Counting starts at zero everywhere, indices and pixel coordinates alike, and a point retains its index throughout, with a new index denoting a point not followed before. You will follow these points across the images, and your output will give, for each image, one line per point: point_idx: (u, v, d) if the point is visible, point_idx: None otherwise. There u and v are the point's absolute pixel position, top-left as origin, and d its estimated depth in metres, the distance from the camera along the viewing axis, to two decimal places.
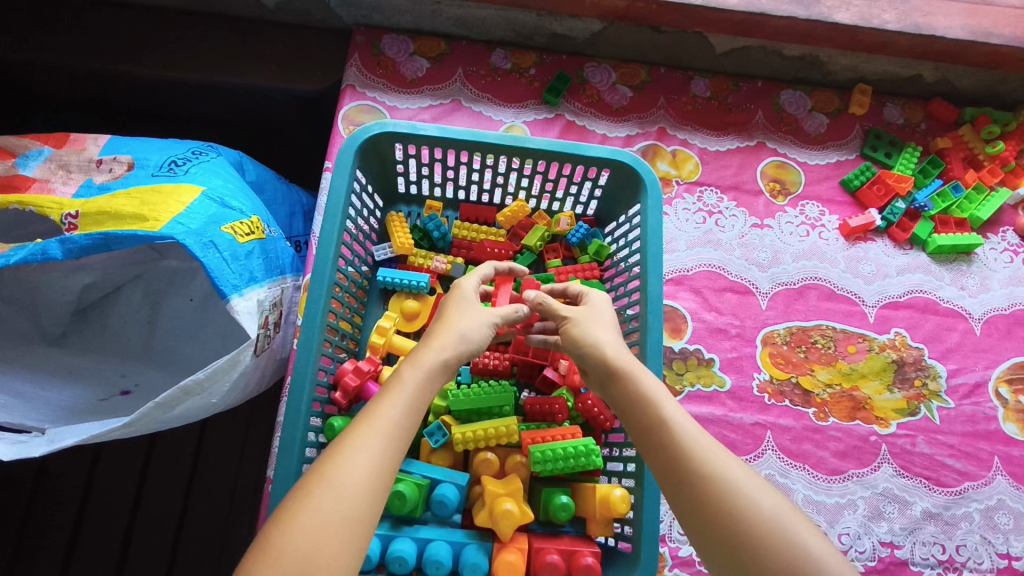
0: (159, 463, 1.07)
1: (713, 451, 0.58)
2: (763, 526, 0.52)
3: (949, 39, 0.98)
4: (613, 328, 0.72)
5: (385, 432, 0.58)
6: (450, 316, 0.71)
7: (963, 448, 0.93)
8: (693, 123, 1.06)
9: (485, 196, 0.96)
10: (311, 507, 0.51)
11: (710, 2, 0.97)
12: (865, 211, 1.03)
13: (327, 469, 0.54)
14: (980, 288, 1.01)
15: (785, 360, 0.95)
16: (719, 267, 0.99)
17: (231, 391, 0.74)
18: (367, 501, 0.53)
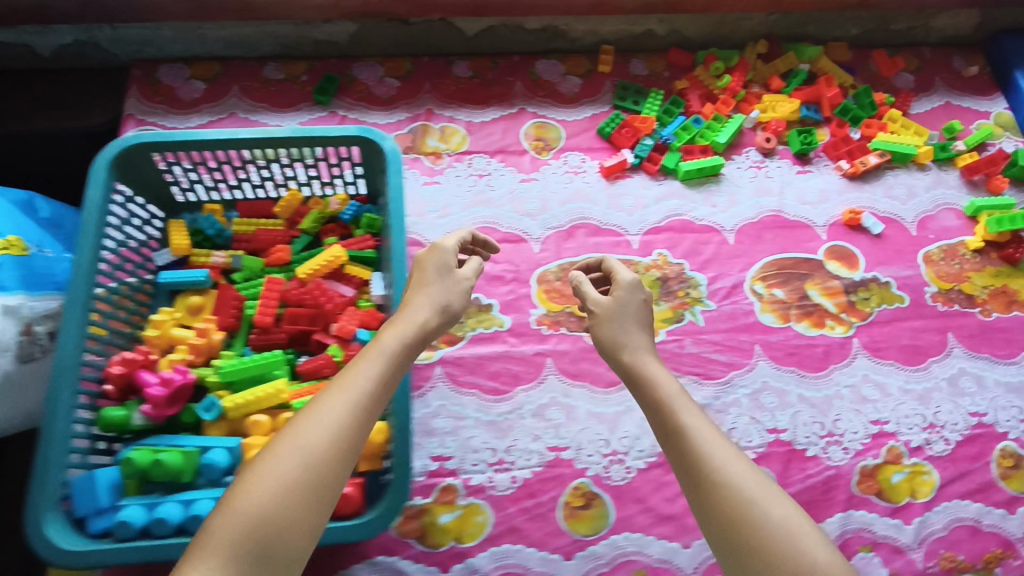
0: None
1: (727, 455, 0.66)
2: (773, 528, 0.60)
3: None
4: (634, 323, 0.81)
5: (355, 403, 0.64)
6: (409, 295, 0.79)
7: (727, 342, 1.03)
8: (457, 102, 1.16)
9: (260, 191, 1.03)
10: (264, 475, 0.58)
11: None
12: (619, 153, 1.14)
13: (291, 441, 0.60)
14: (729, 204, 1.14)
15: (559, 293, 1.04)
16: (492, 222, 1.08)
17: None
18: (335, 475, 0.60)
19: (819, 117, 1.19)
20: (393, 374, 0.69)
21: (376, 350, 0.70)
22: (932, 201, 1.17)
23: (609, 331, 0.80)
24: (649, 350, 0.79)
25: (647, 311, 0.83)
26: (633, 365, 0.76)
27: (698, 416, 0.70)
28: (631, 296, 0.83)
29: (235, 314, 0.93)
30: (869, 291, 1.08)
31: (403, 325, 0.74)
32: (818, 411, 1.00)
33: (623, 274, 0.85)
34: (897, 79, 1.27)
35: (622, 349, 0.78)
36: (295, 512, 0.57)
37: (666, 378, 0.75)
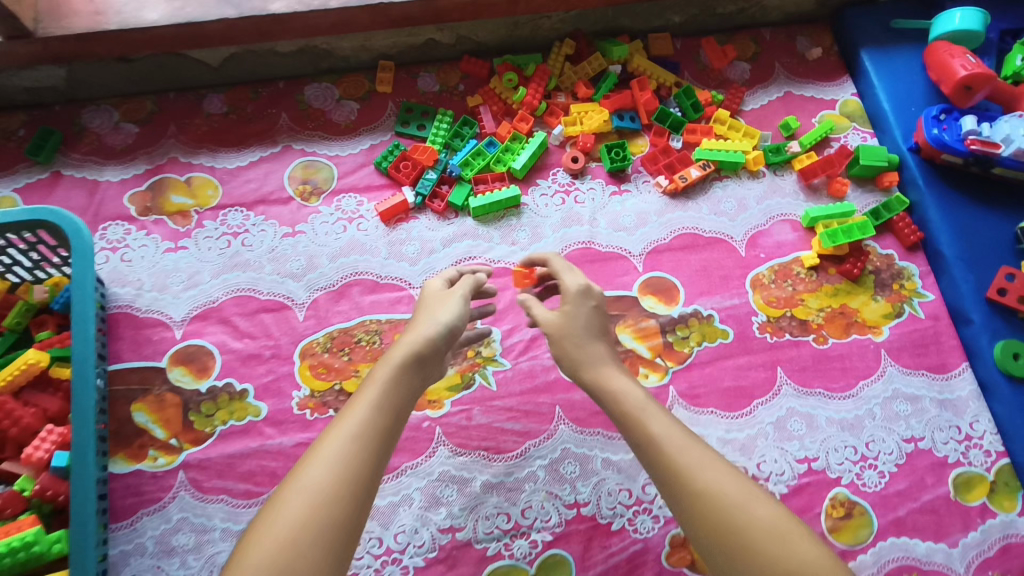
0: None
1: (702, 458, 0.64)
2: (757, 533, 0.58)
3: (400, 3, 0.94)
4: (583, 334, 0.78)
5: (354, 430, 0.65)
6: (428, 307, 0.81)
7: (522, 407, 0.90)
8: (209, 145, 1.00)
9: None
10: (279, 520, 0.57)
11: (127, 24, 0.89)
12: (399, 191, 0.99)
13: (313, 479, 0.60)
14: (531, 239, 0.99)
15: (327, 368, 0.90)
16: (249, 289, 0.93)
17: None
18: (352, 513, 0.60)
19: (636, 126, 1.05)
20: (405, 385, 0.72)
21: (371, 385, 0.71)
22: (765, 213, 1.04)
23: (566, 350, 0.78)
24: (607, 361, 0.77)
25: (599, 313, 0.81)
26: (596, 387, 0.75)
27: (671, 425, 0.68)
28: (580, 306, 0.80)
29: None
30: (690, 329, 0.96)
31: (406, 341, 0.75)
32: (625, 476, 0.88)
33: (567, 280, 0.83)
34: (730, 71, 1.12)
35: (580, 368, 0.76)
36: (315, 546, 0.56)
37: (641, 401, 0.71)
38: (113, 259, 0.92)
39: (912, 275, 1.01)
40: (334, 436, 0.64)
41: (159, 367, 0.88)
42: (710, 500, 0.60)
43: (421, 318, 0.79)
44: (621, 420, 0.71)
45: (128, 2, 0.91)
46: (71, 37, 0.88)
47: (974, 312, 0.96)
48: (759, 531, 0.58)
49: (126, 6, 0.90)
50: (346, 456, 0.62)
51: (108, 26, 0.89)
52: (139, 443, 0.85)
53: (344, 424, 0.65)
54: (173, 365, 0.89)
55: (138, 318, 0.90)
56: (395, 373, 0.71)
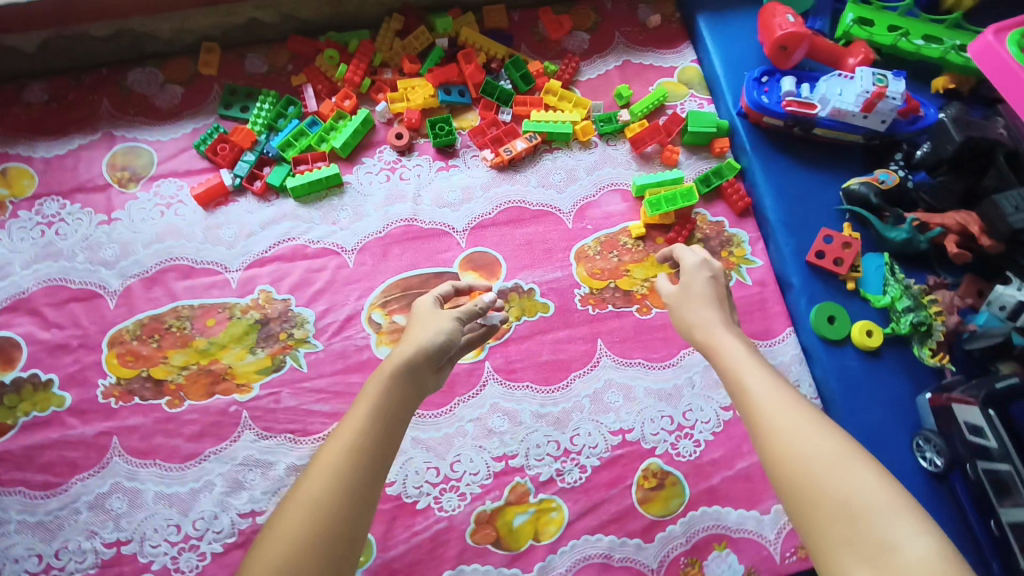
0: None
1: (788, 412, 0.57)
2: (859, 495, 0.51)
3: None
4: (705, 299, 0.71)
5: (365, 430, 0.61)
6: (421, 323, 0.76)
7: (332, 389, 0.90)
8: (27, 135, 0.99)
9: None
10: (301, 503, 0.55)
11: None
12: (216, 174, 0.98)
13: (298, 501, 0.56)
14: (353, 219, 0.98)
15: (135, 356, 0.90)
16: (60, 279, 0.93)
17: None
18: (357, 513, 0.56)
19: (465, 100, 1.03)
20: (408, 397, 0.66)
21: (378, 382, 0.67)
22: (595, 183, 1.03)
23: (682, 315, 0.72)
24: (723, 323, 0.69)
25: (720, 288, 0.73)
26: (706, 344, 0.68)
27: (768, 377, 0.61)
28: (696, 278, 0.73)
29: None
30: (509, 304, 0.96)
31: (402, 349, 0.71)
32: (433, 454, 0.89)
33: (687, 257, 0.75)
34: (569, 41, 1.10)
35: (694, 329, 0.70)
36: (347, 519, 0.55)
37: (737, 351, 0.65)
38: None
39: (742, 242, 1.00)
40: (353, 418, 0.62)
41: None
42: (771, 439, 0.56)
43: (418, 333, 0.74)
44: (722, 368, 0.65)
45: None
46: None
47: (794, 275, 0.96)
48: (805, 459, 0.54)
49: None
50: (358, 459, 0.58)
51: None
52: None
53: (354, 415, 0.62)
54: None
55: None
56: (394, 381, 0.66)
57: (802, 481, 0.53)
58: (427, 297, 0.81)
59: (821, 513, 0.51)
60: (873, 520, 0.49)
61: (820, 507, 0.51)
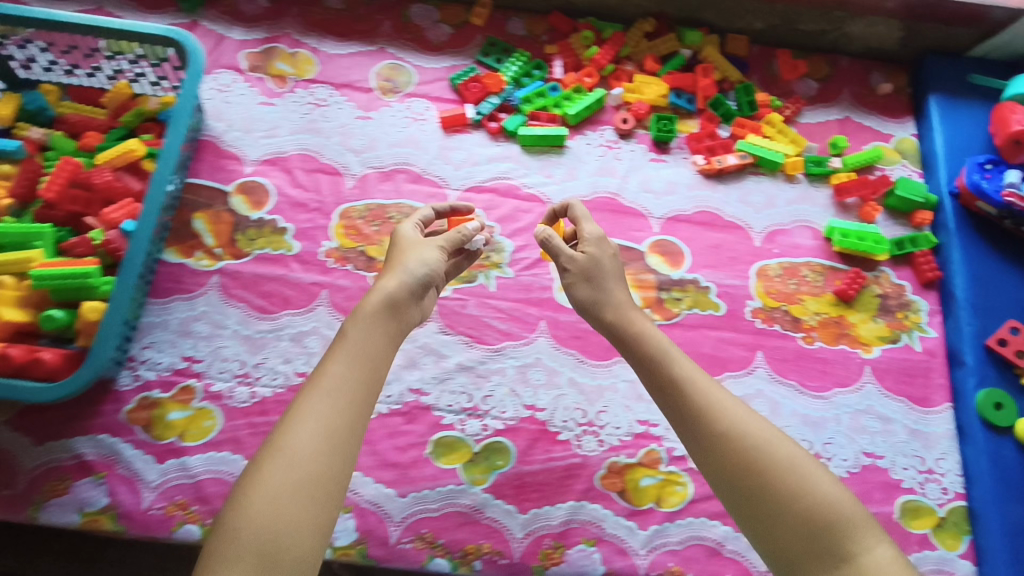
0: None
1: (758, 425, 0.70)
2: (818, 499, 0.64)
3: None
4: (613, 274, 0.83)
5: (334, 389, 0.68)
6: (411, 251, 0.82)
7: (512, 312, 0.99)
8: (318, 31, 1.14)
9: (49, 74, 1.06)
10: (274, 495, 0.61)
11: None
12: (462, 106, 1.10)
13: (284, 459, 0.63)
14: (566, 177, 1.08)
15: (357, 232, 1.02)
16: (315, 151, 1.07)
17: None
18: (333, 471, 0.64)
19: (691, 107, 1.12)
20: (379, 337, 0.74)
21: (359, 320, 0.74)
22: (790, 215, 1.08)
23: (587, 292, 0.82)
24: (638, 309, 0.82)
25: (619, 262, 0.85)
26: (620, 322, 0.80)
27: (727, 397, 0.73)
28: (602, 249, 0.84)
29: (28, 185, 0.96)
30: (685, 293, 1.02)
31: (387, 281, 0.78)
32: (584, 398, 0.95)
33: (587, 226, 0.85)
34: (798, 85, 1.17)
35: (604, 306, 0.81)
36: (327, 469, 0.64)
37: (666, 345, 0.77)
38: (217, 97, 1.09)
39: (919, 310, 1.03)
40: (329, 369, 0.70)
41: (225, 191, 1.04)
42: (742, 456, 0.68)
43: (407, 259, 0.81)
44: (656, 363, 0.76)
45: None
46: None
47: (968, 354, 0.98)
48: (779, 464, 0.67)
49: None
50: (324, 420, 0.66)
51: None
52: (191, 243, 1.00)
53: (342, 360, 0.71)
54: (236, 193, 1.04)
55: (221, 149, 1.06)
56: (368, 336, 0.73)
57: (769, 496, 0.65)
58: (409, 225, 0.86)
59: (775, 519, 0.64)
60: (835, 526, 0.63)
61: (790, 523, 0.64)
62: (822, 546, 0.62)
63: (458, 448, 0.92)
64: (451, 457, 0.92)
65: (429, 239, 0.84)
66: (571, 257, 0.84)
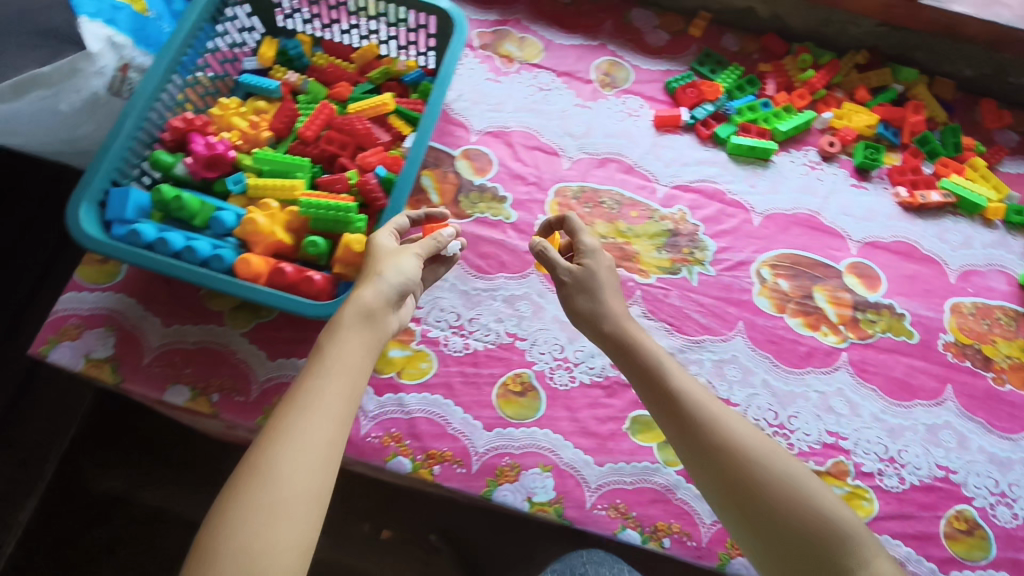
0: (22, 244, 1.25)
1: (763, 444, 0.74)
2: (816, 514, 0.68)
3: None
4: (609, 286, 0.87)
5: (320, 400, 0.67)
6: (386, 261, 0.80)
7: (712, 308, 1.03)
8: (546, 21, 1.22)
9: (306, 26, 1.14)
10: (273, 504, 0.60)
11: None
12: (676, 108, 1.16)
13: (275, 471, 0.62)
14: (769, 189, 1.12)
15: (570, 210, 1.08)
16: (535, 130, 1.13)
17: (43, 116, 0.93)
18: (303, 483, 0.62)
19: (895, 141, 1.15)
20: (366, 353, 0.73)
21: (343, 329, 0.73)
22: (985, 258, 1.10)
23: (589, 301, 0.86)
24: (629, 319, 0.86)
25: (614, 274, 0.89)
26: (620, 334, 0.84)
27: (731, 414, 0.77)
28: (599, 263, 0.88)
29: (286, 121, 1.04)
30: (880, 315, 1.04)
31: (365, 292, 0.76)
32: (777, 401, 0.97)
33: (583, 237, 0.90)
34: (999, 134, 1.19)
35: (603, 317, 0.85)
36: (312, 480, 0.63)
37: (662, 363, 0.81)
38: None
39: None
40: (325, 391, 0.68)
41: (451, 154, 1.10)
42: (754, 483, 0.71)
43: (383, 269, 0.79)
44: (653, 376, 0.80)
45: None
46: None
47: None
48: (782, 475, 0.71)
49: None
50: (297, 430, 0.65)
51: None
52: (418, 198, 1.06)
53: (327, 374, 0.69)
54: (462, 157, 1.10)
55: (450, 115, 1.13)
56: (347, 347, 0.72)
57: (783, 519, 0.68)
58: (387, 235, 0.84)
59: (784, 535, 0.68)
60: (846, 542, 0.66)
61: (801, 543, 0.67)
62: (817, 558, 0.66)
63: (654, 427, 0.95)
64: (647, 435, 0.95)
65: (406, 246, 0.83)
66: (568, 270, 0.89)
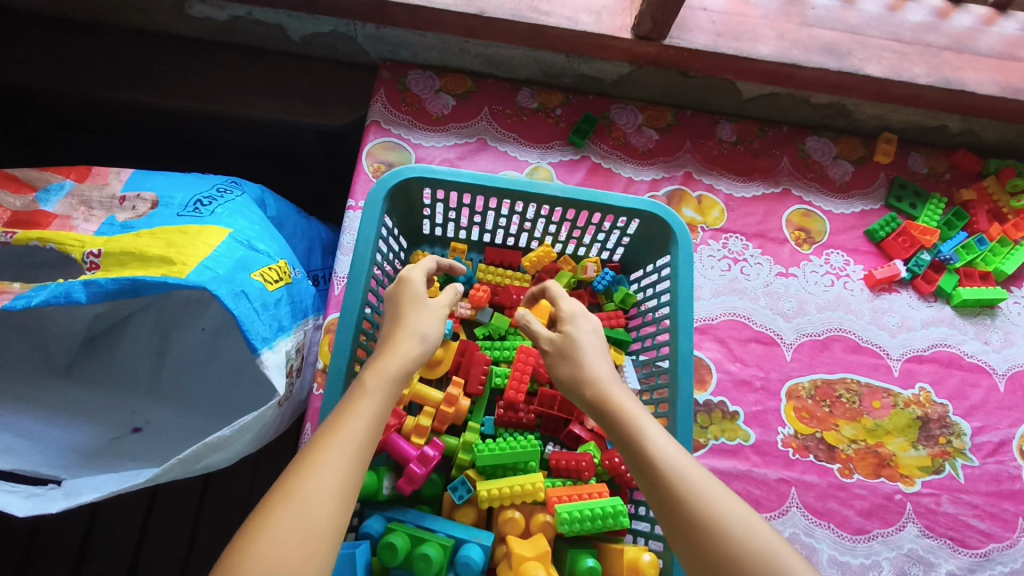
0: (110, 503, 1.05)
1: (755, 525, 0.52)
2: None
3: (981, 94, 0.97)
4: (596, 350, 0.68)
5: (352, 445, 0.55)
6: (416, 311, 0.68)
7: (988, 508, 0.92)
8: (719, 168, 1.05)
9: (460, 232, 0.95)
10: (276, 541, 0.47)
11: (743, 52, 0.94)
12: (889, 262, 1.02)
13: (285, 513, 0.49)
14: (1003, 343, 1.01)
15: (810, 414, 0.94)
16: (744, 317, 0.98)
17: (250, 443, 0.73)
18: (318, 534, 0.49)
19: None
20: (388, 403, 0.60)
21: (362, 391, 0.60)
22: None
23: (569, 369, 0.67)
24: (616, 376, 0.67)
25: (603, 343, 0.70)
26: (603, 403, 0.63)
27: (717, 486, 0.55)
28: (579, 325, 0.71)
29: (482, 380, 0.84)
30: None
31: (402, 350, 0.64)
32: None
33: (565, 301, 0.74)
34: None
35: (584, 384, 0.65)
36: (324, 524, 0.49)
37: (643, 420, 0.61)
38: None
39: None
40: (359, 411, 0.57)
41: None
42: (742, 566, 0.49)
43: (412, 319, 0.67)
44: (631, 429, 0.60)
45: (747, 31, 0.95)
46: (689, 49, 0.93)
47: None
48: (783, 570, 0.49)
49: (744, 34, 0.95)
50: (308, 469, 0.52)
51: (726, 50, 0.93)
52: None
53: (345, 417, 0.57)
54: None
55: None
56: (375, 393, 0.59)
57: None
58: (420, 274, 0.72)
59: None
60: None
61: None
62: None
63: None
64: None
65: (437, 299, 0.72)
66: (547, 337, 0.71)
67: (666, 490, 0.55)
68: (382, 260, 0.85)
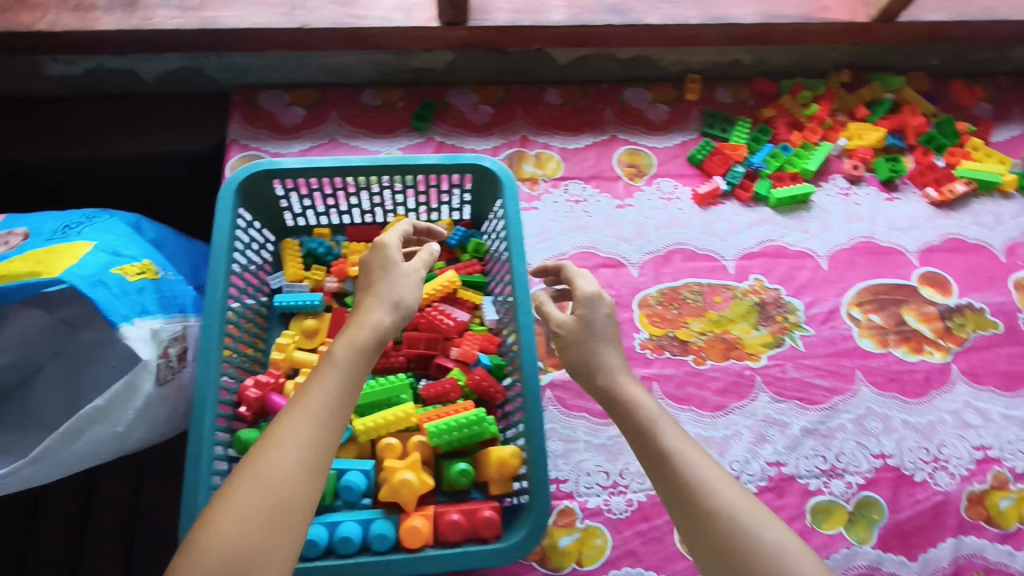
0: (40, 554, 1.04)
1: (705, 461, 0.64)
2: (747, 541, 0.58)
3: (747, 23, 1.13)
4: (606, 333, 0.74)
5: (316, 416, 0.59)
6: (386, 282, 0.72)
7: (828, 367, 1.04)
8: (550, 128, 1.19)
9: (322, 219, 1.05)
10: (240, 502, 0.54)
11: (539, 22, 1.08)
12: (710, 180, 1.16)
13: (247, 484, 0.54)
14: (821, 230, 1.15)
15: (660, 317, 1.05)
16: (591, 247, 1.10)
17: (138, 422, 0.82)
18: (284, 497, 0.55)
19: (903, 145, 1.22)
20: (358, 374, 0.64)
21: (330, 364, 0.64)
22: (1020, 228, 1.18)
23: (580, 351, 0.73)
24: (614, 344, 0.74)
25: (613, 323, 0.76)
26: (586, 368, 0.72)
27: (680, 434, 0.66)
28: (594, 310, 0.75)
29: None
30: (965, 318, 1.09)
31: (366, 321, 0.68)
32: (922, 436, 1.00)
33: (583, 282, 0.78)
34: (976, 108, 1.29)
35: (594, 366, 0.72)
36: (293, 493, 0.55)
37: (620, 378, 0.71)
38: None
39: None
40: (322, 383, 0.62)
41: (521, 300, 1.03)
42: (692, 488, 0.61)
43: (381, 290, 0.72)
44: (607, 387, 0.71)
45: (540, 6, 1.10)
46: (493, 27, 1.07)
47: None
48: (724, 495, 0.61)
49: (538, 8, 1.10)
50: (279, 444, 0.57)
51: (525, 23, 1.08)
52: None
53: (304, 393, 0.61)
54: None
55: None
56: (343, 371, 0.63)
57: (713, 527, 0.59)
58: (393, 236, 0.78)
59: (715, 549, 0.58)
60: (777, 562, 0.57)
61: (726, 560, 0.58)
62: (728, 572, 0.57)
63: (834, 510, 0.93)
64: (832, 521, 0.92)
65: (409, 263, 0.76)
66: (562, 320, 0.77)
67: (638, 430, 0.67)
68: (244, 248, 0.94)
